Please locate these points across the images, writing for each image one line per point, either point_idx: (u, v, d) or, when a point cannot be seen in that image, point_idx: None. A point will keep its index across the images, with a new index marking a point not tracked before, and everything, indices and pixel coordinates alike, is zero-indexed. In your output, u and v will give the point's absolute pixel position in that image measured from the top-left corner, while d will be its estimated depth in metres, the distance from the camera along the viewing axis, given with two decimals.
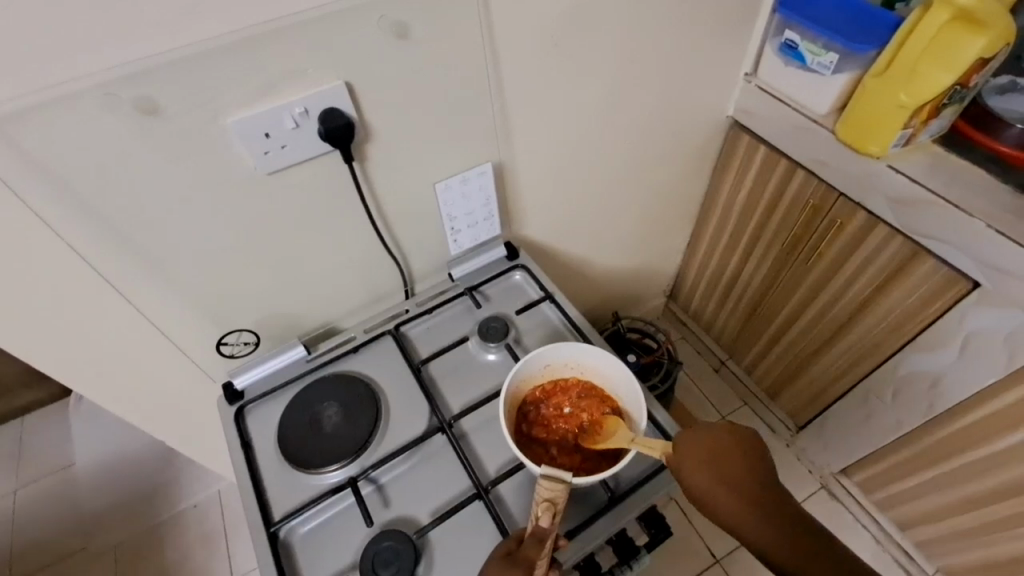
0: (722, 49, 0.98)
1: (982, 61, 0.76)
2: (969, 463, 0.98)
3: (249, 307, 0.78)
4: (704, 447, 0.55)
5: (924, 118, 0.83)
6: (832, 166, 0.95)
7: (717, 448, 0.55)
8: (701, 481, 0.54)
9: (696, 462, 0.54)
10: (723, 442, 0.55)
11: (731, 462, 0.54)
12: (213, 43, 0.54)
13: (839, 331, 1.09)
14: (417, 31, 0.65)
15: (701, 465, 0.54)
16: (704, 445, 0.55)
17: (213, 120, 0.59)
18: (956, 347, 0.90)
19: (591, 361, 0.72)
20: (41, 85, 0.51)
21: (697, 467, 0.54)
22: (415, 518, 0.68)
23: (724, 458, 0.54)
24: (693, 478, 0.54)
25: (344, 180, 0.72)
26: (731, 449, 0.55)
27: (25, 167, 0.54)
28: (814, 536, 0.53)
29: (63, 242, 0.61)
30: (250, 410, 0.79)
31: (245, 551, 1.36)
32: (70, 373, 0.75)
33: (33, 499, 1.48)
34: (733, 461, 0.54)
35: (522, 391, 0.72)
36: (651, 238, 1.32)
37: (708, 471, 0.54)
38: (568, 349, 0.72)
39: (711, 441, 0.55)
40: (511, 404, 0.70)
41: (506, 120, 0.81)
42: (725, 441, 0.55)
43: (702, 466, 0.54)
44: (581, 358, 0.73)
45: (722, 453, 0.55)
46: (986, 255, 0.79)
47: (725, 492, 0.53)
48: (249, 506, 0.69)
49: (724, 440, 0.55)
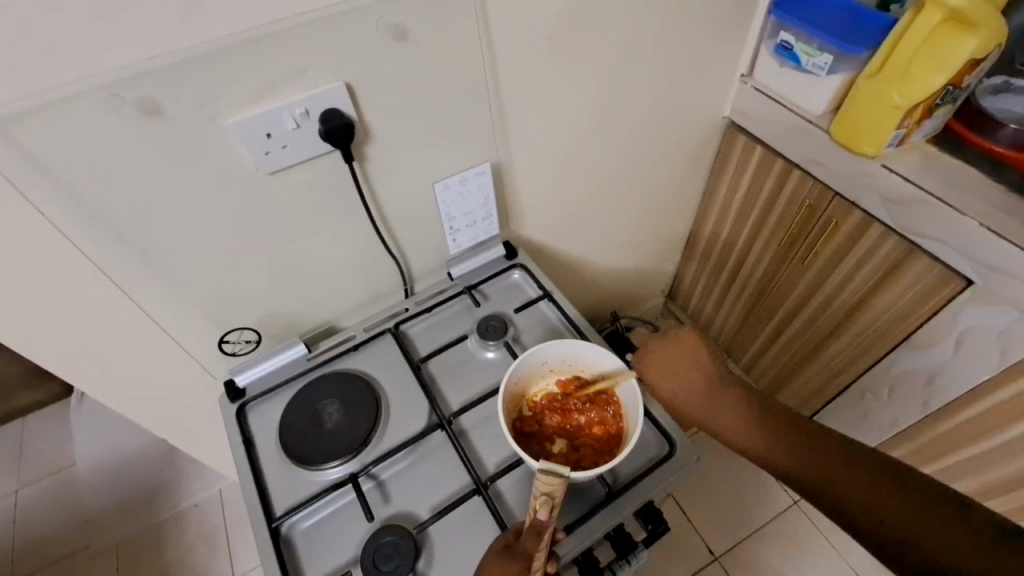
0: (718, 49, 0.99)
1: (973, 61, 0.77)
2: (964, 459, 0.99)
3: (250, 306, 0.79)
4: (665, 363, 0.67)
5: (917, 118, 0.84)
6: (827, 165, 0.96)
7: (679, 362, 0.66)
8: (668, 389, 0.65)
9: (660, 375, 0.66)
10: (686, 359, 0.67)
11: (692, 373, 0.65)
12: (215, 45, 0.55)
13: (836, 329, 1.10)
14: (416, 32, 0.66)
15: (668, 376, 0.66)
16: (670, 362, 0.67)
17: (214, 120, 0.60)
18: (950, 345, 0.91)
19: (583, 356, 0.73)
20: (45, 86, 0.51)
21: (663, 381, 0.66)
22: (415, 514, 0.68)
23: (688, 370, 0.66)
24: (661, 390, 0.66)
25: (344, 180, 0.73)
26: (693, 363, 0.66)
27: (30, 166, 0.55)
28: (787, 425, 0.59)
29: (67, 241, 0.62)
30: (251, 408, 0.80)
31: (246, 551, 1.37)
32: (73, 371, 0.75)
33: (34, 499, 1.49)
34: (692, 372, 0.66)
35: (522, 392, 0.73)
36: (649, 238, 1.33)
37: (672, 383, 0.65)
38: (569, 349, 0.73)
39: (677, 359, 0.67)
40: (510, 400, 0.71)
41: (505, 121, 0.82)
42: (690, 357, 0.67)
43: (668, 379, 0.66)
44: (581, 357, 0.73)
45: (683, 368, 0.66)
46: (978, 252, 0.80)
47: (693, 398, 0.64)
48: (250, 502, 0.70)
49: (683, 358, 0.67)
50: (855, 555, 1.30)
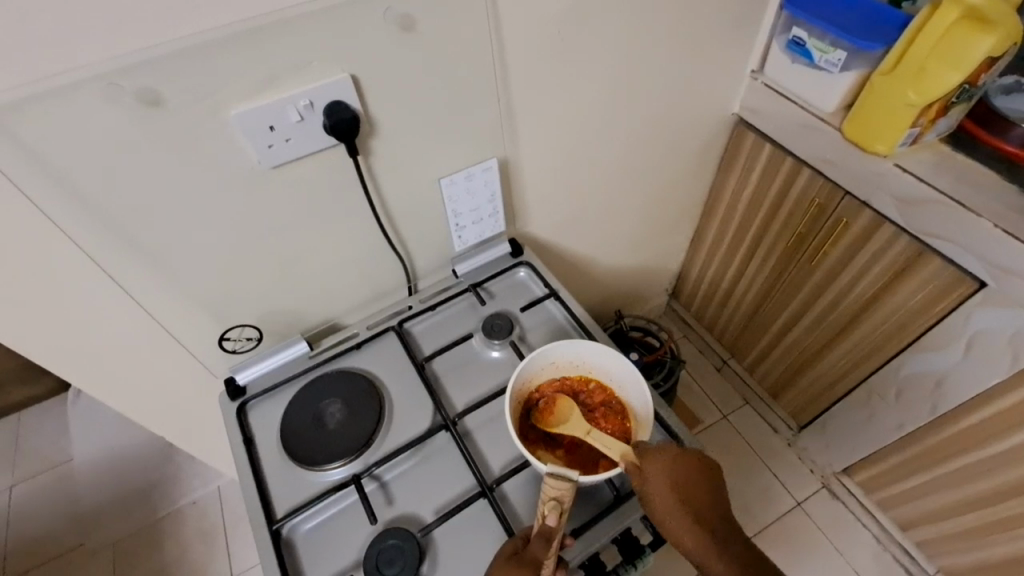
0: (729, 45, 0.97)
1: (990, 60, 0.75)
2: (974, 463, 0.98)
3: (252, 302, 0.78)
4: (668, 474, 0.59)
5: (931, 117, 0.82)
6: (838, 164, 0.94)
7: (679, 469, 0.60)
8: (662, 493, 0.58)
9: (661, 486, 0.58)
10: (686, 464, 0.60)
11: (693, 487, 0.59)
12: (216, 35, 0.54)
13: (843, 331, 1.09)
14: (424, 24, 0.64)
15: (666, 483, 0.58)
16: (672, 466, 0.59)
17: (216, 113, 0.58)
18: (961, 347, 0.90)
19: (597, 362, 0.72)
20: (40, 75, 0.50)
21: (661, 488, 0.58)
22: (419, 516, 0.67)
23: (684, 480, 0.59)
24: (654, 495, 0.58)
25: (349, 175, 0.72)
26: (693, 472, 0.60)
27: (25, 158, 0.53)
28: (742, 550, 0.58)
29: (63, 233, 0.60)
30: (252, 406, 0.78)
31: (245, 549, 1.36)
32: (70, 368, 0.74)
33: (30, 495, 1.47)
34: (692, 486, 0.59)
35: (527, 386, 0.71)
36: (653, 236, 1.31)
37: (672, 493, 0.58)
38: (599, 355, 0.71)
39: (677, 461, 0.60)
40: (526, 388, 0.71)
41: (512, 116, 0.81)
42: (690, 464, 0.60)
43: (667, 486, 0.58)
44: (606, 369, 0.72)
45: (682, 475, 0.59)
46: (992, 254, 0.79)
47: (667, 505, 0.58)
48: (251, 504, 0.68)
49: (680, 466, 0.60)
50: (858, 556, 1.29)
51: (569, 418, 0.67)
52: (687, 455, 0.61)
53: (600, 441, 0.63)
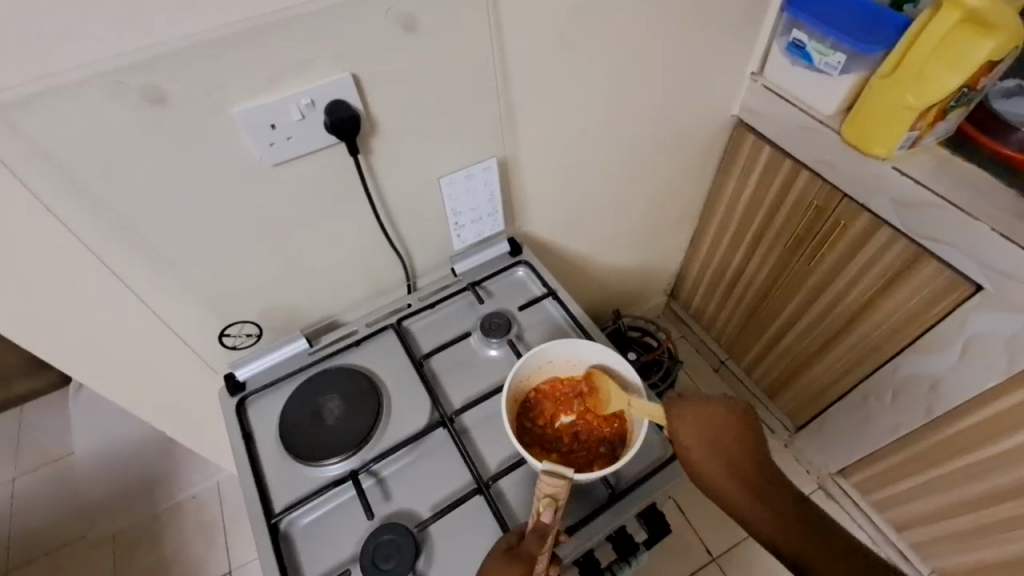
0: (729, 46, 0.97)
1: (989, 64, 0.75)
2: (969, 465, 0.98)
3: (252, 298, 0.78)
4: (701, 425, 0.55)
5: (929, 120, 0.83)
6: (837, 167, 0.95)
7: (709, 415, 0.55)
8: (693, 443, 0.54)
9: (694, 435, 0.55)
10: (721, 412, 0.56)
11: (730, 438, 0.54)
12: (218, 34, 0.54)
13: (839, 333, 1.09)
14: (424, 23, 0.64)
15: (696, 433, 0.55)
16: (703, 416, 0.55)
17: (219, 111, 0.59)
18: (958, 350, 0.90)
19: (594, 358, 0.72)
20: (45, 72, 0.50)
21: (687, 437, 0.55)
22: (416, 512, 0.68)
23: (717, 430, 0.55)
24: (685, 443, 0.55)
25: (349, 173, 0.72)
26: (733, 425, 0.55)
27: (28, 154, 0.53)
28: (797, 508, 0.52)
29: (66, 229, 0.60)
30: (251, 402, 0.79)
31: (244, 544, 1.37)
32: (71, 363, 0.74)
33: (31, 487, 1.48)
34: (729, 437, 0.54)
35: (530, 387, 0.72)
36: (653, 236, 1.31)
37: (703, 441, 0.54)
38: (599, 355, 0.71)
39: (714, 413, 0.55)
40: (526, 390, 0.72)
41: (513, 115, 0.81)
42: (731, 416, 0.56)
43: (694, 435, 0.55)
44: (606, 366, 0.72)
45: (714, 424, 0.55)
46: (989, 258, 0.79)
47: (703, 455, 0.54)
48: (249, 499, 0.69)
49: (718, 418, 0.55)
50: None
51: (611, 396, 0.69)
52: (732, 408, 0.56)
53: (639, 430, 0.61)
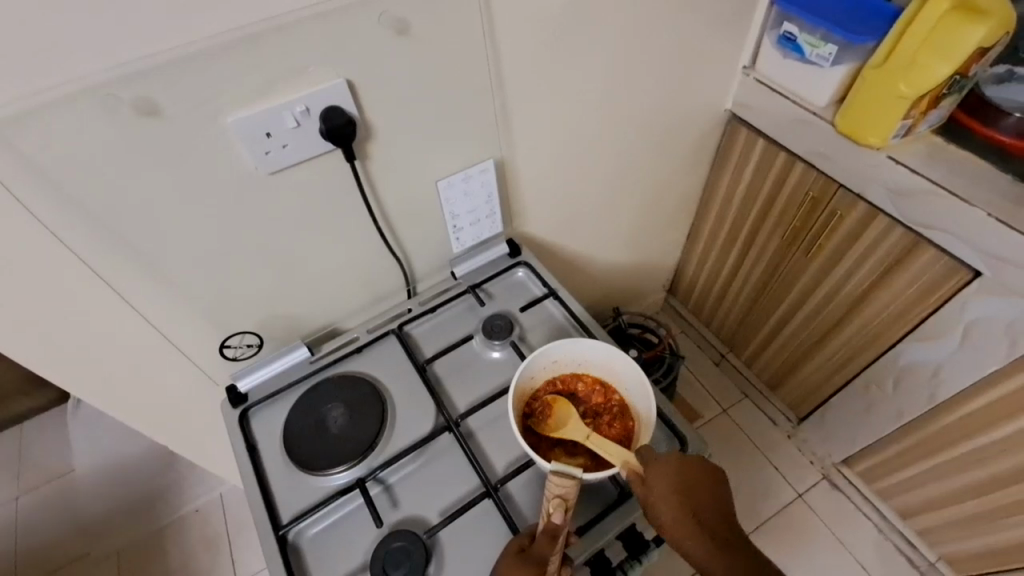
0: (720, 41, 0.98)
1: (981, 50, 0.76)
2: (972, 450, 0.98)
3: (252, 308, 0.78)
4: (670, 480, 0.58)
5: (923, 109, 0.82)
6: (831, 158, 0.95)
7: (682, 471, 0.59)
8: (666, 499, 0.57)
9: (662, 477, 0.58)
10: (688, 470, 0.60)
11: (700, 494, 0.59)
12: (211, 44, 0.54)
13: (839, 323, 1.10)
14: (418, 29, 0.64)
15: (672, 491, 0.58)
16: (676, 473, 0.59)
17: (214, 121, 0.58)
18: (958, 336, 0.91)
19: (614, 372, 0.72)
20: (38, 88, 0.50)
21: (666, 492, 0.57)
22: (425, 518, 0.67)
23: (690, 488, 0.59)
24: (659, 501, 0.57)
25: (346, 180, 0.72)
26: (691, 477, 0.59)
27: (21, 171, 0.53)
28: (727, 540, 0.58)
29: (62, 245, 0.60)
30: (254, 413, 0.78)
31: (251, 554, 1.36)
32: (71, 380, 0.74)
33: (32, 507, 1.47)
34: (695, 490, 0.59)
35: (550, 376, 0.73)
36: (650, 233, 1.31)
37: (675, 499, 0.57)
38: (619, 370, 0.71)
39: (676, 470, 0.59)
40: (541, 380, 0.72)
41: (508, 117, 0.81)
42: (689, 468, 0.60)
43: (672, 492, 0.57)
44: (623, 385, 0.72)
45: (688, 488, 0.59)
46: (987, 244, 0.79)
47: (673, 510, 0.57)
48: (256, 511, 0.68)
49: (680, 473, 0.59)
50: (860, 546, 1.30)
51: (568, 423, 0.67)
52: (688, 460, 0.61)
53: (599, 446, 0.62)
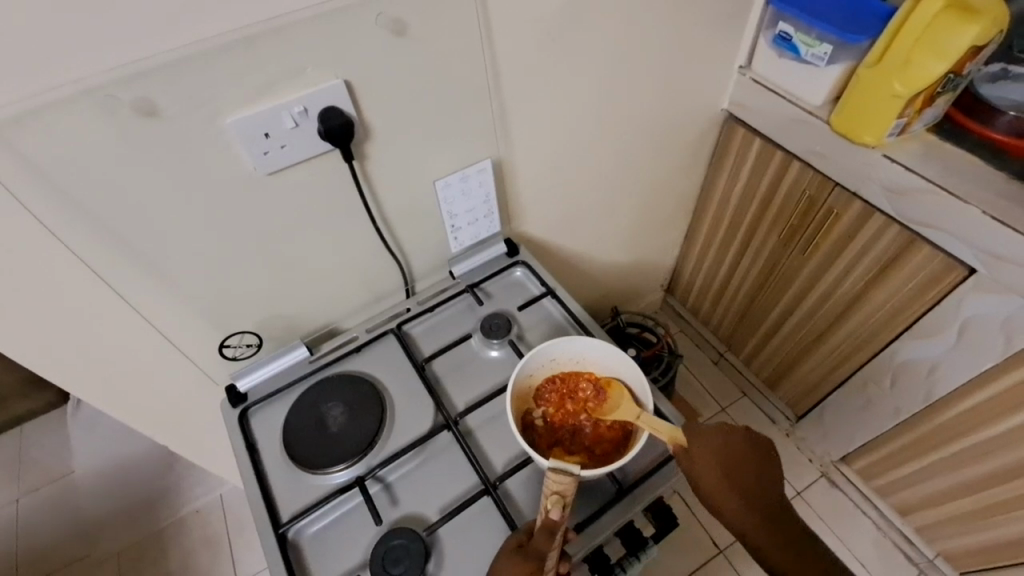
0: (716, 41, 0.98)
1: (975, 48, 0.76)
2: (969, 446, 0.99)
3: (252, 308, 0.78)
4: (713, 449, 0.56)
5: (918, 107, 0.83)
6: (827, 156, 0.96)
7: (728, 441, 0.56)
8: (707, 468, 0.54)
9: (704, 446, 0.56)
10: (734, 441, 0.56)
11: (745, 466, 0.56)
12: (209, 45, 0.54)
13: (837, 321, 1.10)
14: (416, 30, 0.65)
15: (714, 461, 0.55)
16: (719, 442, 0.56)
17: (213, 121, 0.59)
18: (954, 333, 0.91)
19: (619, 370, 0.71)
20: (38, 89, 0.50)
21: (708, 460, 0.55)
22: (424, 516, 0.68)
23: (736, 460, 0.56)
24: (700, 469, 0.55)
25: (344, 180, 0.72)
26: (737, 447, 0.56)
27: (21, 171, 0.53)
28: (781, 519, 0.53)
29: (62, 246, 0.60)
30: (253, 412, 0.79)
31: (251, 555, 1.36)
32: (71, 380, 0.74)
33: (31, 509, 1.47)
34: (741, 462, 0.56)
35: (551, 372, 0.73)
36: (648, 232, 1.32)
37: (716, 467, 0.54)
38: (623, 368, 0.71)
39: (724, 439, 0.56)
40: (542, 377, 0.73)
41: (505, 117, 0.82)
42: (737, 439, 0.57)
43: (713, 461, 0.55)
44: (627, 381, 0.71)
45: (733, 459, 0.55)
46: (982, 241, 0.80)
47: (713, 479, 0.54)
48: (256, 509, 0.69)
49: (726, 444, 0.56)
50: (859, 544, 1.31)
51: (622, 405, 0.67)
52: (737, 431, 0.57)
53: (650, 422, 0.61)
